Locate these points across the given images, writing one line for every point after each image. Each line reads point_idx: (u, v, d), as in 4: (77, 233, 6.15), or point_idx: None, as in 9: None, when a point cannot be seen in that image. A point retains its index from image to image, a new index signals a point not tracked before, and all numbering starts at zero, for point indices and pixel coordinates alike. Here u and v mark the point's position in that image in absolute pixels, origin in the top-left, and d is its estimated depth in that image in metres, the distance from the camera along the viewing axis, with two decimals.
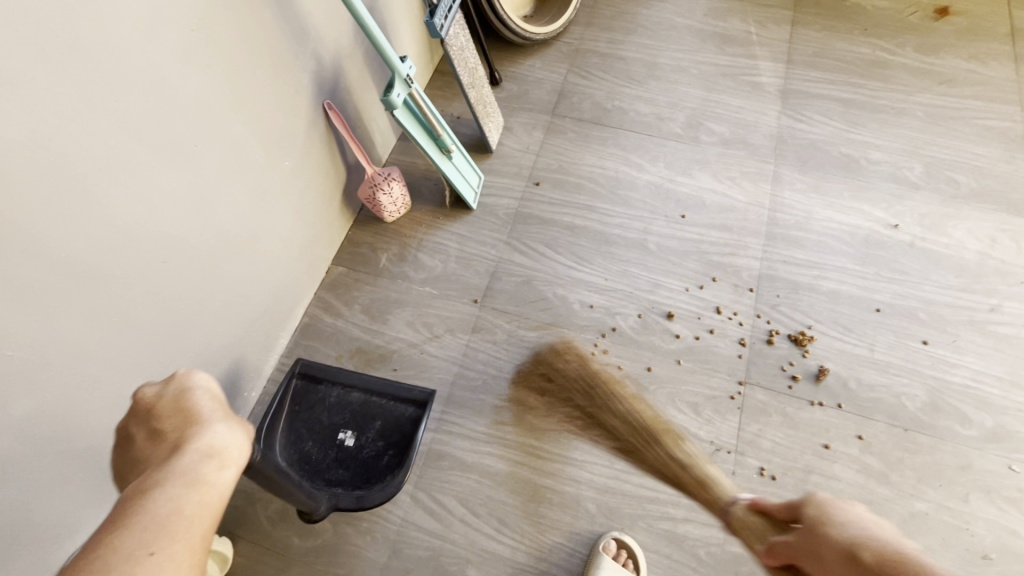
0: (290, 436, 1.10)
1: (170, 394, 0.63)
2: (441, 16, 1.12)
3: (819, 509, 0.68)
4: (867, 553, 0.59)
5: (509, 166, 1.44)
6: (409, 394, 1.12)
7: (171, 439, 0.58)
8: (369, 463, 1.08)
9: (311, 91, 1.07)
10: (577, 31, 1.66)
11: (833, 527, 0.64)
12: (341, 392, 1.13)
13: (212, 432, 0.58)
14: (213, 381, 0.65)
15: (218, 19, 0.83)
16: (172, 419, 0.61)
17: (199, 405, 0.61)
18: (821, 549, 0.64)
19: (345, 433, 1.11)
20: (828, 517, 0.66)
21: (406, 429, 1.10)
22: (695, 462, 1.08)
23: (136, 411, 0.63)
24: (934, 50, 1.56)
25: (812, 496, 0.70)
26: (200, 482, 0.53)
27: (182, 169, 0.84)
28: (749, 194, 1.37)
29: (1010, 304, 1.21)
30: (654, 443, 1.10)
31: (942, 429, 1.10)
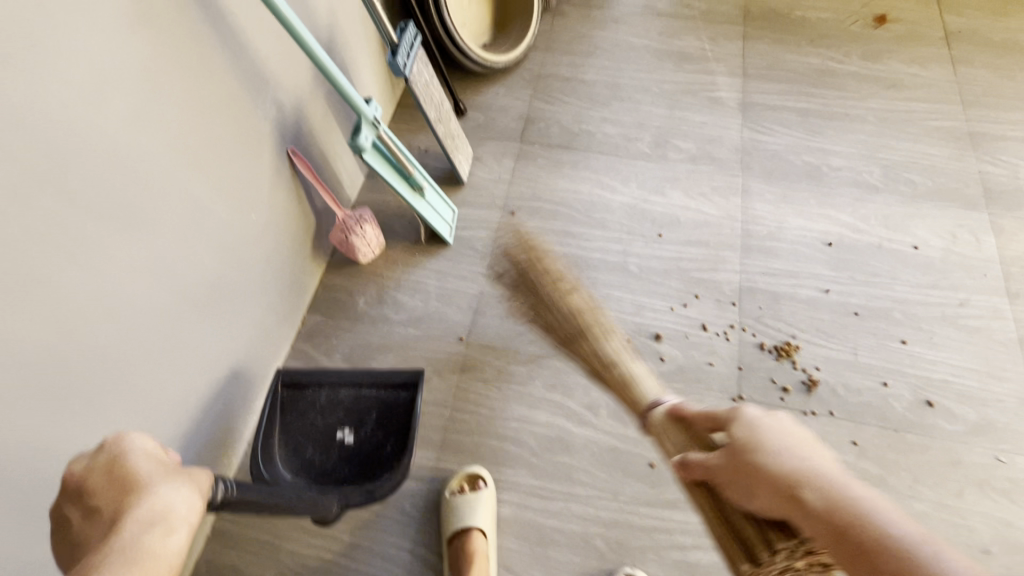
0: (290, 447, 1.10)
1: (101, 462, 0.61)
2: (403, 54, 1.10)
3: (745, 433, 0.66)
4: (814, 497, 0.60)
5: (483, 197, 1.42)
6: (396, 380, 1.12)
7: (111, 513, 0.56)
8: (372, 456, 1.07)
9: (274, 138, 1.03)
10: (537, 57, 1.67)
11: (767, 457, 0.64)
12: (329, 392, 1.13)
13: (156, 496, 0.57)
14: (147, 441, 0.63)
15: (173, 76, 0.78)
16: (107, 492, 0.58)
17: (138, 471, 0.59)
18: (754, 485, 0.64)
19: (343, 432, 1.11)
20: (761, 445, 0.65)
21: (401, 415, 1.10)
22: (617, 361, 0.87)
23: (68, 488, 0.61)
24: (878, 57, 1.63)
25: (742, 413, 0.69)
26: (148, 555, 0.52)
27: (143, 237, 0.79)
28: (721, 208, 1.39)
29: (977, 297, 1.26)
30: (581, 338, 0.91)
31: (931, 427, 1.13)
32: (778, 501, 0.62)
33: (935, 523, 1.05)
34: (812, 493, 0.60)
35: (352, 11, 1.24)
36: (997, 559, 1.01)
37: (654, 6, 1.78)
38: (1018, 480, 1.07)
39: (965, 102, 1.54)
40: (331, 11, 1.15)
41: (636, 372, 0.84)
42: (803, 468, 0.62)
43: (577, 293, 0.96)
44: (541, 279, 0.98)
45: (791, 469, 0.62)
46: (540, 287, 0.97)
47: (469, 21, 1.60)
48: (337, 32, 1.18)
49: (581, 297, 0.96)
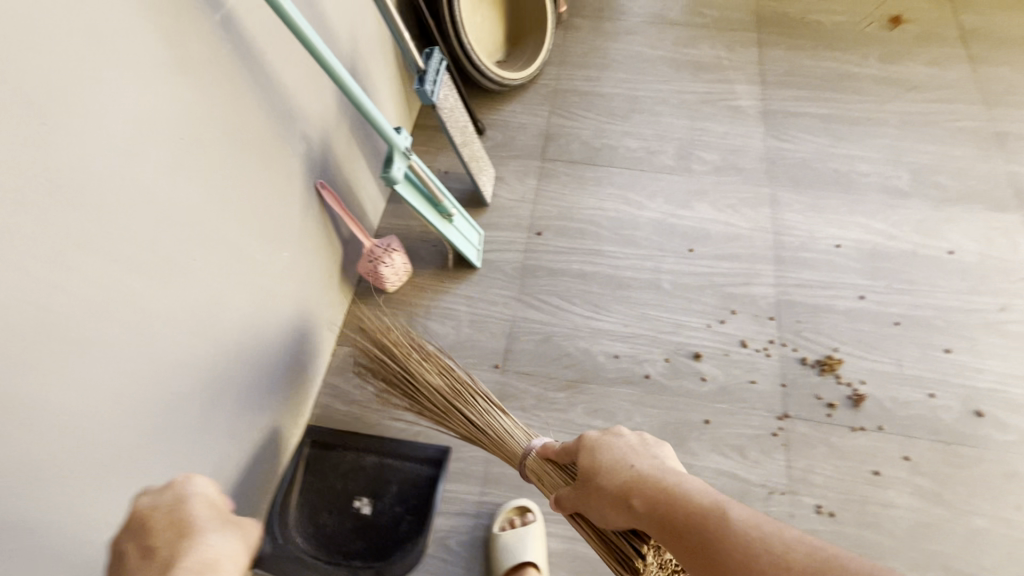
0: (306, 508, 1.07)
1: (165, 504, 0.59)
2: (431, 81, 1.08)
3: (590, 458, 0.73)
4: (639, 502, 0.65)
5: (508, 218, 1.39)
6: (422, 452, 1.10)
7: (165, 556, 0.53)
8: (386, 532, 1.04)
9: (304, 173, 1.01)
10: (553, 72, 1.65)
11: (603, 475, 0.70)
12: (354, 457, 1.12)
13: (209, 543, 0.55)
14: (211, 486, 0.62)
15: (207, 121, 0.76)
16: (165, 533, 0.56)
17: (199, 516, 0.58)
18: (603, 504, 0.70)
19: (360, 501, 1.08)
20: (598, 465, 0.71)
21: (422, 491, 1.07)
22: (490, 425, 0.94)
23: (127, 529, 0.57)
24: (895, 59, 1.62)
25: (586, 439, 0.75)
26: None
27: (182, 287, 0.76)
28: (751, 220, 1.37)
29: (1018, 302, 1.24)
30: (453, 410, 0.98)
31: (983, 438, 1.11)
32: (619, 511, 0.68)
33: (996, 539, 1.02)
34: (640, 497, 0.65)
35: (372, 36, 1.21)
36: None
37: (666, 15, 1.76)
38: None
39: (987, 102, 1.53)
40: (353, 38, 1.13)
41: (502, 425, 0.94)
42: (629, 475, 0.68)
43: (428, 358, 1.01)
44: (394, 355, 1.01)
45: (621, 480, 0.68)
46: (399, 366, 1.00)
47: (483, 39, 1.59)
48: (359, 59, 1.16)
49: (436, 367, 1.00)
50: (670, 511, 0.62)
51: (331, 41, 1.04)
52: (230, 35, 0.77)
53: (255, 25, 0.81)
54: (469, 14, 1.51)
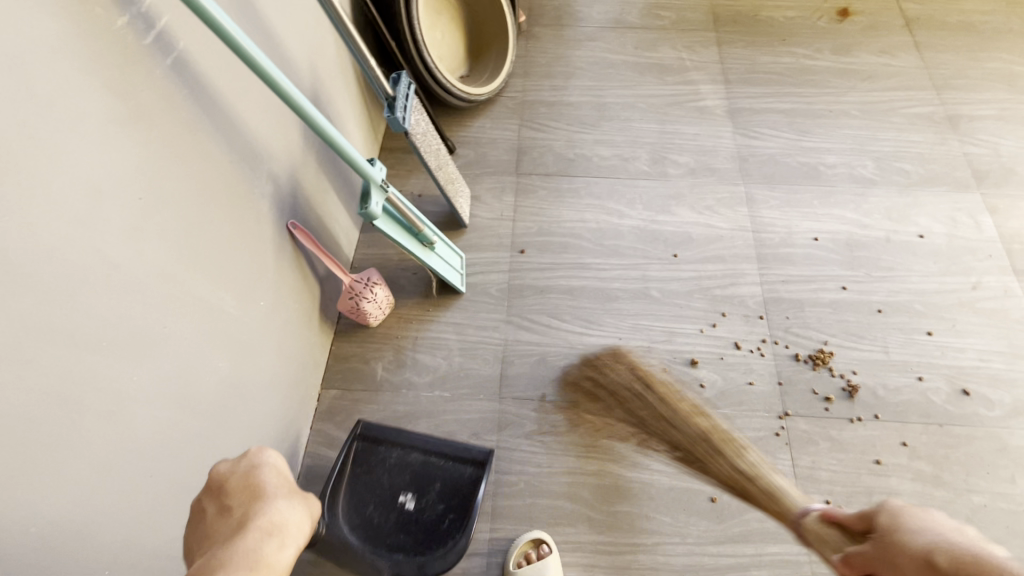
0: (352, 497, 1.05)
1: (241, 470, 0.60)
2: (401, 107, 1.03)
3: (888, 516, 0.69)
4: (942, 558, 0.60)
5: (488, 238, 1.36)
6: (469, 453, 1.06)
7: (238, 517, 0.56)
8: (429, 529, 1.02)
9: (273, 215, 0.95)
10: (518, 83, 1.62)
11: (906, 535, 0.65)
12: (402, 452, 1.07)
13: (276, 510, 0.56)
14: (280, 456, 0.62)
15: (169, 174, 0.70)
16: (238, 497, 0.58)
17: (269, 484, 0.59)
18: (894, 561, 0.65)
19: (405, 495, 1.05)
20: (895, 525, 0.67)
21: (467, 493, 1.04)
22: (758, 473, 0.99)
23: (207, 487, 0.60)
24: (848, 50, 1.66)
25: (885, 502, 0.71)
26: (264, 566, 0.52)
27: (154, 359, 0.69)
28: (730, 219, 1.38)
29: (988, 279, 1.29)
30: (717, 457, 1.03)
31: (972, 416, 1.14)
32: (913, 570, 0.62)
33: (996, 514, 1.05)
34: (943, 556, 0.61)
35: (332, 63, 1.16)
36: None
37: (624, 19, 1.76)
38: None
39: (937, 86, 1.59)
40: (313, 67, 1.07)
41: (778, 483, 0.95)
42: (938, 541, 0.63)
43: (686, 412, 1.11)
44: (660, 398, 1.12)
45: (927, 543, 0.63)
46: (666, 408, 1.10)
47: (445, 54, 1.55)
48: (320, 87, 1.10)
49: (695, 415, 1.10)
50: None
51: (291, 71, 0.98)
52: (184, 78, 0.71)
53: (210, 65, 0.75)
54: (428, 30, 1.47)
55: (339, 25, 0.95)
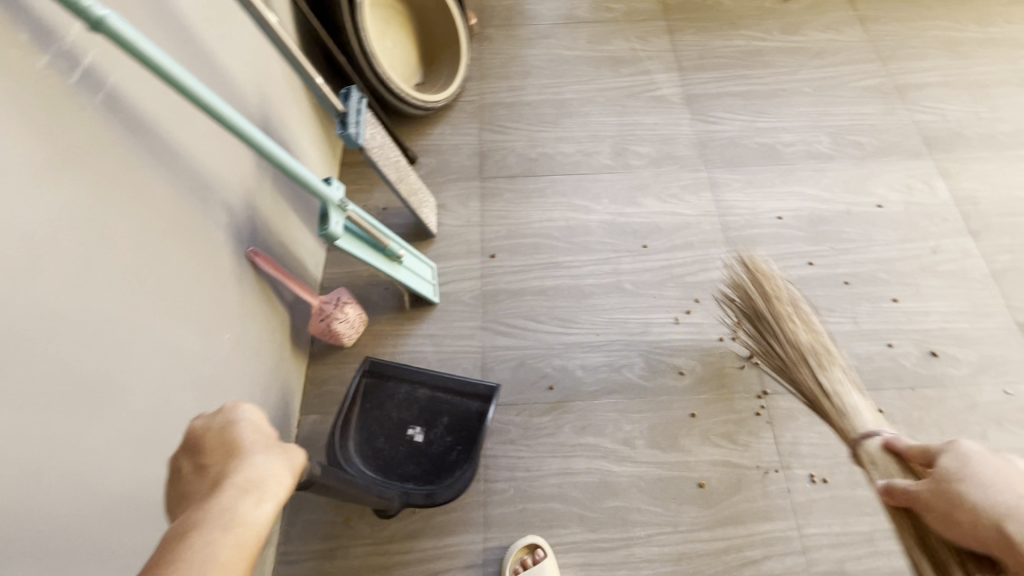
0: (362, 432, 1.10)
1: (217, 426, 0.57)
2: (354, 123, 1.01)
3: (957, 466, 0.68)
4: (1014, 527, 0.61)
5: (458, 246, 1.35)
6: (475, 388, 1.11)
7: (214, 476, 0.53)
8: (438, 460, 1.07)
9: (231, 245, 0.93)
10: (475, 87, 1.61)
11: (972, 489, 0.65)
12: (409, 388, 1.14)
13: (253, 466, 0.53)
14: (257, 410, 0.59)
15: (112, 217, 0.67)
16: (214, 454, 0.55)
17: (245, 440, 0.55)
18: (955, 515, 0.65)
19: (414, 429, 1.11)
20: (967, 480, 0.66)
21: (473, 425, 1.09)
22: (836, 391, 0.89)
23: (184, 445, 0.57)
24: (796, 29, 1.69)
25: (958, 452, 0.69)
26: (240, 526, 0.48)
27: (114, 408, 0.67)
28: (695, 206, 1.40)
29: (946, 242, 1.33)
30: (799, 364, 0.94)
31: (942, 377, 1.17)
32: (976, 531, 0.64)
33: None
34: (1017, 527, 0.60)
35: (280, 83, 1.13)
36: None
37: (576, 14, 1.76)
38: None
39: (884, 58, 1.62)
40: (260, 89, 1.05)
41: (852, 405, 0.86)
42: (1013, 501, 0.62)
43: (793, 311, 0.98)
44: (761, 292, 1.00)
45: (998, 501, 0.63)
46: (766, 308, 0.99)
47: (398, 62, 1.53)
48: (270, 109, 1.08)
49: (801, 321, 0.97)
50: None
51: (237, 96, 0.96)
52: (121, 116, 0.68)
53: (148, 99, 0.73)
54: (377, 39, 1.45)
55: (281, 47, 0.93)
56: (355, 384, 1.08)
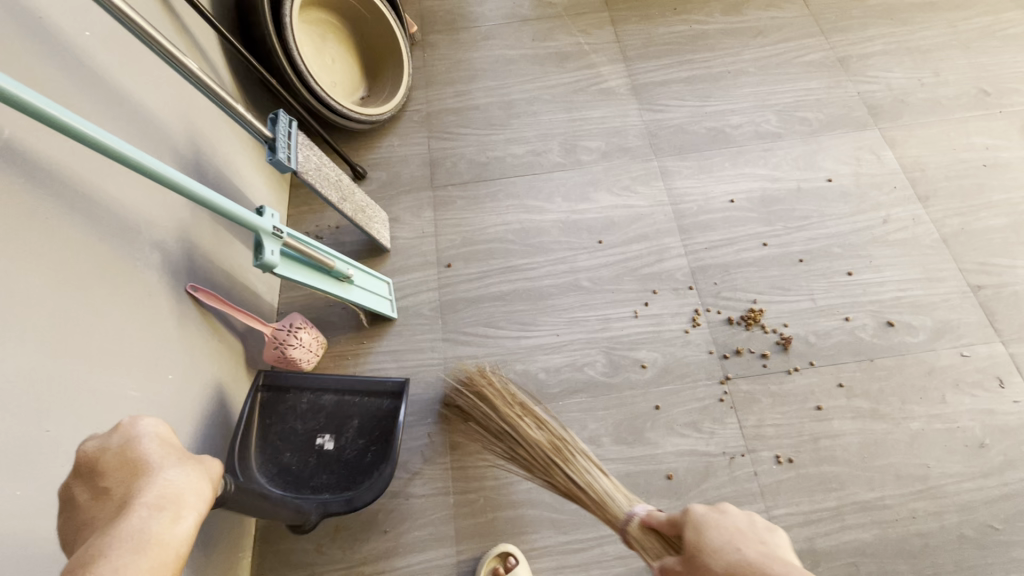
0: (267, 450, 1.08)
1: (115, 448, 0.61)
2: (284, 148, 1.00)
3: (695, 531, 0.71)
4: None
5: (414, 259, 1.34)
6: (380, 387, 1.12)
7: (120, 495, 0.55)
8: (352, 464, 1.08)
9: (166, 284, 0.91)
10: (422, 95, 1.60)
11: (712, 558, 0.68)
12: (312, 397, 1.12)
13: (164, 480, 0.56)
14: (160, 426, 0.63)
15: (20, 276, 0.65)
16: (117, 475, 0.57)
17: (152, 457, 0.59)
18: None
19: (324, 438, 1.10)
20: (706, 544, 0.69)
21: (385, 423, 1.10)
22: (592, 484, 0.90)
23: (80, 473, 0.60)
24: (737, 9, 1.69)
25: (689, 515, 0.73)
26: (155, 539, 0.50)
27: (41, 467, 0.65)
28: (648, 196, 1.40)
29: (896, 211, 1.34)
30: (551, 468, 0.94)
31: (900, 346, 1.18)
32: None
33: (933, 436, 1.10)
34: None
35: (211, 113, 1.12)
36: (993, 450, 1.08)
37: (519, 12, 1.74)
38: (984, 369, 1.15)
39: (825, 31, 1.63)
40: (187, 121, 1.03)
41: (603, 489, 0.88)
42: (739, 560, 0.65)
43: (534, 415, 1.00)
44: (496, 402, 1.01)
45: (730, 564, 0.66)
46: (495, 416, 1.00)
47: (340, 78, 1.52)
48: (200, 141, 1.06)
49: (533, 418, 0.99)
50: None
51: (159, 132, 0.94)
52: (22, 168, 0.67)
53: (48, 147, 0.71)
54: (314, 58, 1.44)
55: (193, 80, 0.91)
56: (253, 401, 1.06)
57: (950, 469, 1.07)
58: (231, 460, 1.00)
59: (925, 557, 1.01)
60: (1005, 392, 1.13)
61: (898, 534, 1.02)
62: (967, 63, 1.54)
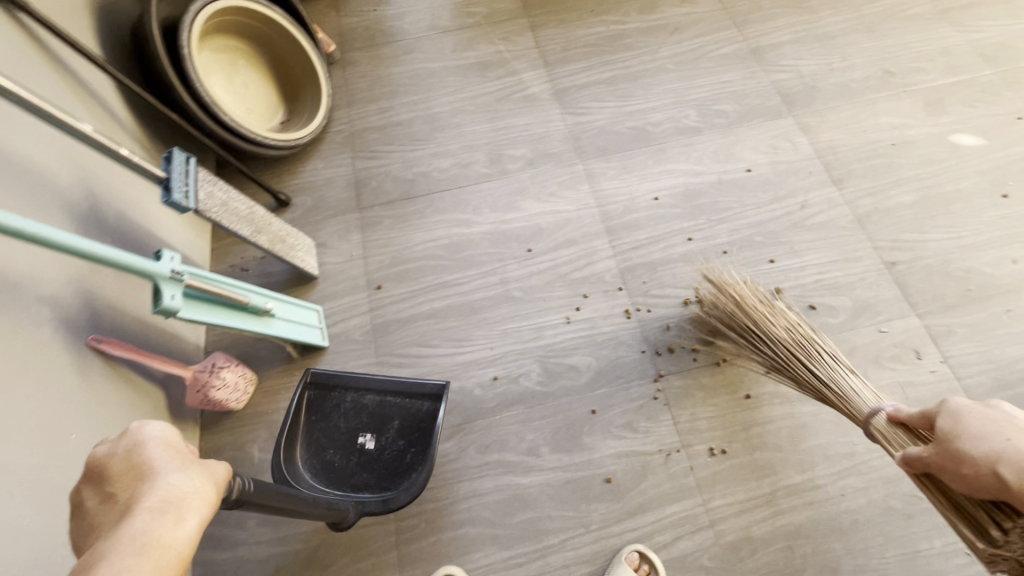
0: (312, 445, 1.10)
1: (122, 450, 0.56)
2: (180, 187, 0.98)
3: (949, 420, 0.69)
4: (1009, 470, 0.62)
5: (343, 283, 1.32)
6: (423, 388, 1.10)
7: (124, 501, 0.51)
8: (393, 464, 1.08)
9: (62, 340, 0.88)
10: (343, 115, 1.57)
11: (966, 445, 0.65)
12: (356, 397, 1.12)
13: (167, 485, 0.52)
14: (166, 429, 0.57)
15: None
16: (124, 479, 0.53)
17: (157, 460, 0.54)
18: (959, 469, 0.66)
19: (365, 437, 1.11)
20: (962, 436, 0.66)
21: (425, 425, 1.09)
22: (836, 380, 0.92)
23: (88, 476, 0.56)
24: (653, 6, 1.70)
25: (948, 407, 0.70)
26: (156, 547, 0.47)
27: None
28: (575, 200, 1.40)
29: (813, 196, 1.38)
30: (793, 363, 0.98)
31: (822, 328, 1.22)
32: (977, 480, 0.65)
33: None
34: (1010, 471, 0.61)
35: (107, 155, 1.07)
36: None
37: (438, 23, 1.72)
38: (902, 343, 1.20)
39: (738, 24, 1.66)
40: (78, 166, 0.99)
41: (848, 388, 0.90)
42: (1002, 450, 0.63)
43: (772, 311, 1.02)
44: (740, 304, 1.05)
45: (992, 450, 0.63)
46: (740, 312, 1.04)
47: (255, 106, 1.48)
48: (95, 185, 1.02)
49: (780, 319, 1.01)
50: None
51: (40, 182, 0.90)
52: None
53: None
54: (224, 87, 1.42)
55: (67, 129, 0.85)
56: (298, 400, 1.07)
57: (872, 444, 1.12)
58: (277, 459, 1.02)
59: (855, 531, 1.05)
60: (922, 363, 1.18)
61: (829, 513, 1.06)
62: (873, 46, 1.59)
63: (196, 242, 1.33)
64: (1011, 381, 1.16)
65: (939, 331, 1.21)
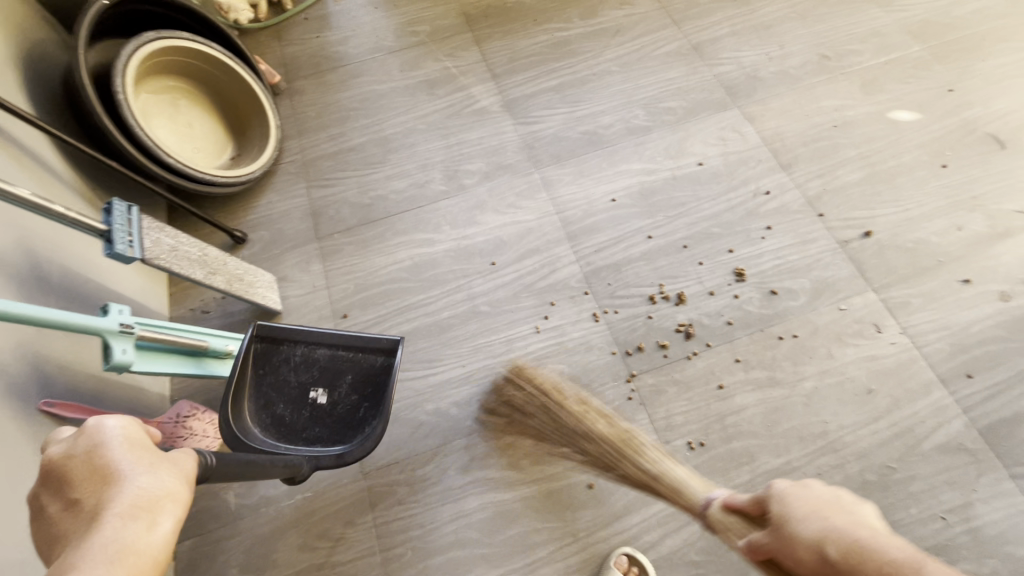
0: (259, 399, 1.04)
1: (81, 452, 0.52)
2: (123, 239, 0.96)
3: (777, 503, 0.72)
4: (833, 548, 0.63)
5: (309, 316, 1.31)
6: (376, 343, 1.08)
7: (91, 508, 0.49)
8: (346, 418, 1.05)
9: (13, 408, 0.84)
10: (294, 145, 1.55)
11: (796, 525, 0.68)
12: (306, 350, 1.08)
13: (134, 489, 0.49)
14: (127, 424, 0.54)
15: None
16: (88, 484, 0.51)
17: (121, 462, 0.51)
18: (791, 550, 0.67)
19: (316, 391, 1.07)
20: (789, 515, 0.69)
21: (379, 379, 1.07)
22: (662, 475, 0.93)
23: (46, 479, 0.53)
24: (593, 11, 1.73)
25: (772, 490, 0.74)
26: (132, 553, 0.46)
27: None
28: (534, 209, 1.41)
29: (764, 183, 1.41)
30: (621, 461, 0.98)
31: (784, 311, 1.25)
32: (811, 561, 0.65)
33: (827, 392, 1.17)
34: (836, 549, 0.63)
35: None
36: (880, 394, 1.16)
37: (382, 45, 1.71)
38: (862, 319, 1.23)
39: (677, 21, 1.69)
40: (14, 226, 0.95)
41: (678, 476, 0.91)
42: (826, 526, 0.66)
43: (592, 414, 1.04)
44: (560, 408, 1.06)
45: (817, 530, 0.66)
46: (562, 420, 1.05)
47: (202, 144, 1.46)
48: (35, 244, 0.99)
49: (599, 416, 1.04)
50: (871, 571, 0.60)
51: None
52: None
53: None
54: (168, 130, 1.40)
55: (7, 198, 0.81)
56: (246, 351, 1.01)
57: (843, 420, 1.14)
58: (225, 414, 0.96)
59: None
60: (882, 336, 1.21)
61: None
62: (808, 32, 1.64)
63: (153, 290, 1.29)
64: (968, 345, 1.20)
65: (895, 303, 1.25)
